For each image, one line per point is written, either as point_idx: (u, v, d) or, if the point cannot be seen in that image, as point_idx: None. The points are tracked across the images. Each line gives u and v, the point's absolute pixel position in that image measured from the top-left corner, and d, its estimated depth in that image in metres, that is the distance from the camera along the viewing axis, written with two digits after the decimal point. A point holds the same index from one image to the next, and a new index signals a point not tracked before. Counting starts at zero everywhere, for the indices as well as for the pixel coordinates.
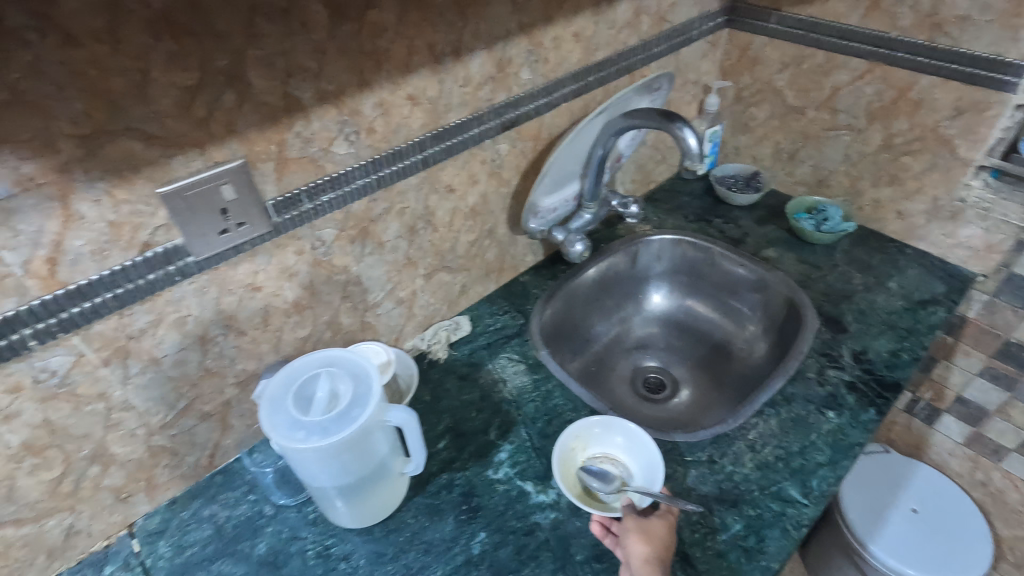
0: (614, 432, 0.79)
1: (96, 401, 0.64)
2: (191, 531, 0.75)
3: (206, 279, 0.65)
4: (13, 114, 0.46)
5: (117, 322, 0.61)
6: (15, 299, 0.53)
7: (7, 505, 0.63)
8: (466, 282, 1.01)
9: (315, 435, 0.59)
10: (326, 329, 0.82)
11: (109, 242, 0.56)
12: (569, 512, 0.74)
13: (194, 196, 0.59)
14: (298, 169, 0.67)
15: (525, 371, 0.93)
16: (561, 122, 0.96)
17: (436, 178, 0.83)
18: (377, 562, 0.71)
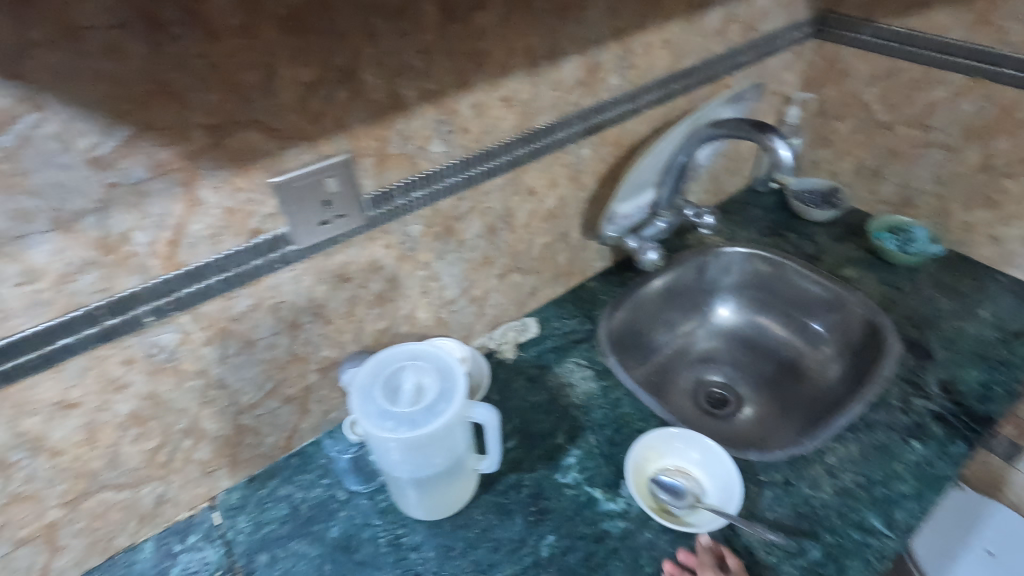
0: (691, 446, 0.77)
1: (196, 377, 0.67)
2: (268, 509, 0.78)
3: (303, 267, 0.68)
4: (156, 103, 0.49)
5: (222, 304, 0.64)
6: (139, 278, 0.56)
7: (111, 470, 0.67)
8: (536, 284, 1.01)
9: (404, 427, 0.60)
10: (404, 322, 0.84)
11: (223, 227, 0.59)
12: (639, 523, 0.73)
13: (302, 187, 0.61)
14: (396, 166, 0.68)
15: (593, 377, 0.93)
16: (643, 128, 0.95)
17: (520, 179, 0.84)
18: (447, 556, 0.72)
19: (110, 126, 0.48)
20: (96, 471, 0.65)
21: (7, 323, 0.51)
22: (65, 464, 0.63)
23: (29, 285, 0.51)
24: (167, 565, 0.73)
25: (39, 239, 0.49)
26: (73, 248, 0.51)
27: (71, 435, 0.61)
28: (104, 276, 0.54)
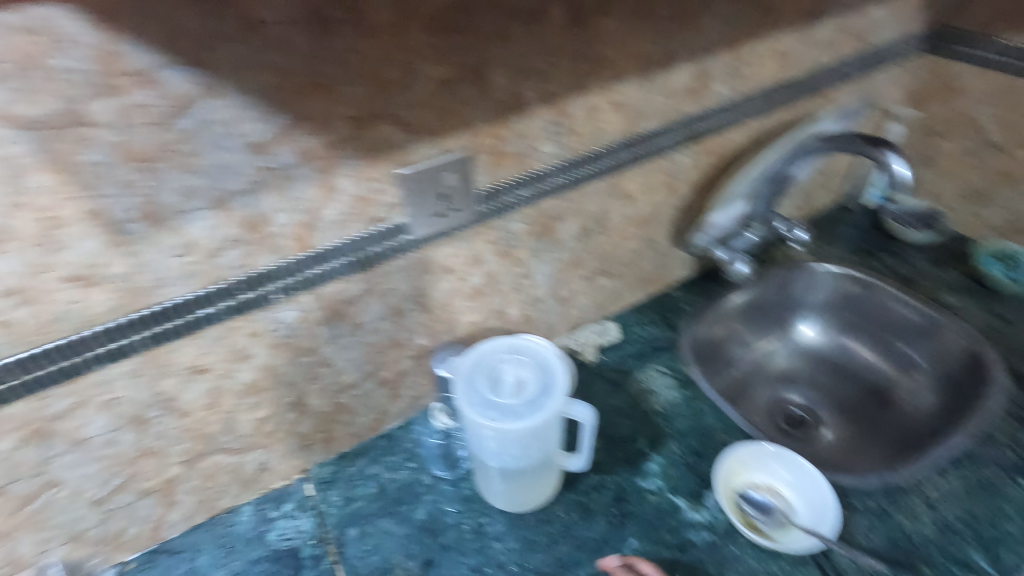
0: (781, 465, 0.76)
1: (308, 354, 0.71)
2: (358, 486, 0.81)
3: (414, 256, 0.71)
4: (312, 94, 0.53)
5: (340, 287, 0.67)
6: (275, 256, 0.60)
7: (227, 434, 0.71)
8: (620, 289, 1.01)
9: (507, 418, 0.62)
10: (495, 316, 0.86)
11: (351, 214, 0.62)
12: (724, 536, 0.72)
13: (424, 180, 0.64)
14: (509, 164, 0.70)
15: (676, 386, 0.92)
16: (742, 138, 0.94)
17: (619, 183, 0.84)
18: (530, 549, 0.73)
19: (271, 114, 0.52)
20: (214, 434, 0.70)
21: (162, 290, 0.56)
22: (189, 425, 0.67)
23: (185, 256, 0.55)
24: (264, 529, 0.78)
25: (199, 214, 0.53)
26: (225, 225, 0.55)
27: (198, 398, 0.66)
28: (246, 253, 0.58)
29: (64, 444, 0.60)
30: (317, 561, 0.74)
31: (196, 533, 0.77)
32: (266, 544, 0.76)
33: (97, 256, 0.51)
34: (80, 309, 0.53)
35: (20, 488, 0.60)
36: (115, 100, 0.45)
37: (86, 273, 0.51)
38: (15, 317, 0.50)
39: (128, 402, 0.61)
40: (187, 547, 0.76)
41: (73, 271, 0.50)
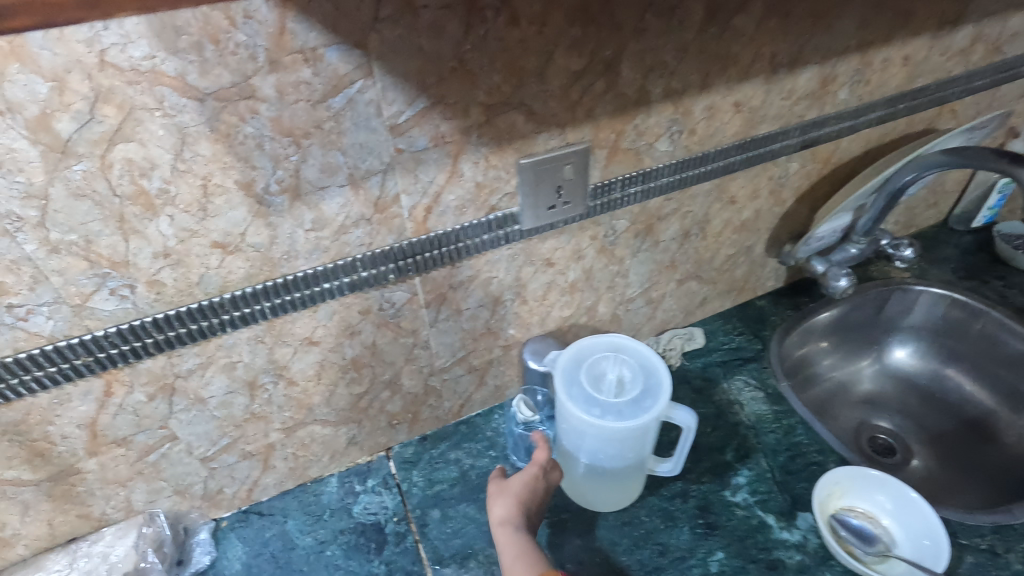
0: (883, 491, 0.72)
1: (409, 335, 0.72)
2: (440, 469, 0.82)
3: (520, 247, 0.71)
4: (453, 79, 0.53)
5: (448, 272, 0.68)
6: (394, 236, 0.61)
7: (326, 406, 0.73)
8: (708, 295, 0.99)
9: (610, 416, 0.61)
10: (585, 314, 0.85)
11: (469, 200, 0.63)
12: (817, 561, 0.70)
13: (543, 171, 0.64)
14: (623, 160, 0.69)
15: (765, 400, 0.89)
16: (856, 148, 0.90)
17: (725, 187, 0.82)
18: (613, 549, 0.72)
19: (413, 97, 0.52)
20: (315, 405, 0.72)
21: (291, 262, 0.58)
22: (294, 395, 0.70)
23: (316, 231, 0.56)
24: (349, 501, 0.79)
25: (334, 191, 0.55)
26: (355, 204, 0.57)
27: (306, 368, 0.68)
28: (369, 233, 0.60)
29: (185, 401, 0.63)
30: (400, 539, 0.75)
31: (285, 499, 0.80)
32: (351, 516, 0.78)
33: (241, 225, 0.53)
34: (218, 274, 0.55)
35: (143, 439, 0.64)
36: (278, 75, 0.46)
37: (228, 241, 0.53)
38: (162, 277, 0.53)
39: (245, 367, 0.64)
40: (276, 511, 0.79)
41: (218, 238, 0.53)
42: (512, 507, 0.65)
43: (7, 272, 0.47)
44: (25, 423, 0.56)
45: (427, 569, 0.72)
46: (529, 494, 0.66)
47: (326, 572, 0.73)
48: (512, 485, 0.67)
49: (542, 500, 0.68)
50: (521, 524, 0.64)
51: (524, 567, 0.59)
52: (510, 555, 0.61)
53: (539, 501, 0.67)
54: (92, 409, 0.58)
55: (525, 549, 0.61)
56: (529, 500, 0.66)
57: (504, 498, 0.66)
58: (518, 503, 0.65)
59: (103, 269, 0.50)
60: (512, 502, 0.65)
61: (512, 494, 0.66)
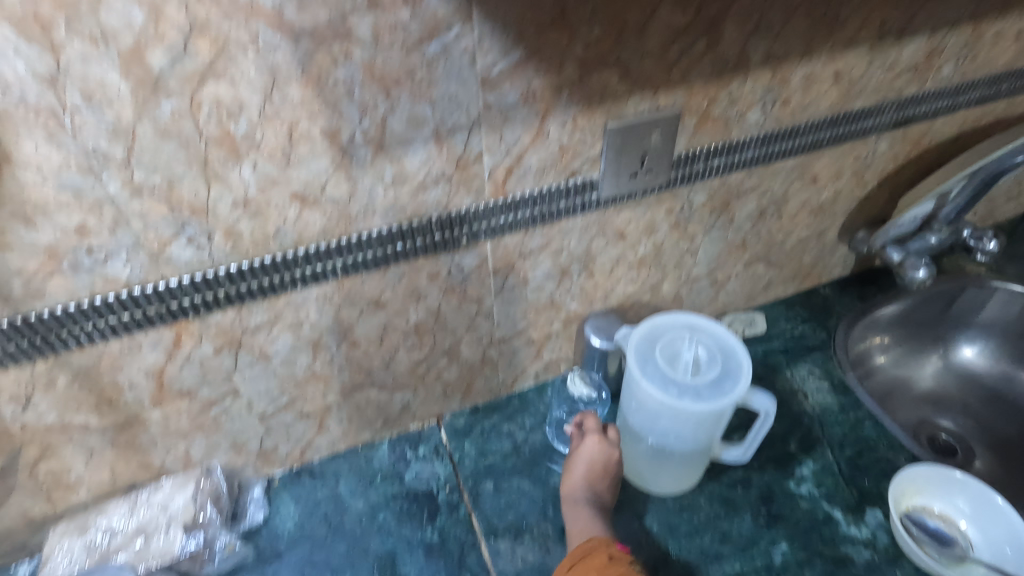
0: (963, 493, 0.69)
1: (474, 303, 0.70)
2: (492, 441, 0.81)
3: (594, 217, 0.67)
4: (551, 30, 0.50)
5: (520, 239, 0.65)
6: (472, 198, 0.59)
7: (385, 371, 0.72)
8: (773, 280, 0.95)
9: (687, 397, 0.59)
10: (649, 292, 0.82)
11: (551, 164, 0.60)
12: (887, 559, 0.67)
13: (629, 136, 0.60)
14: (711, 129, 0.65)
15: (830, 391, 0.86)
16: (950, 129, 0.84)
17: (810, 165, 0.77)
18: (672, 534, 0.70)
19: (509, 48, 0.49)
20: (374, 368, 0.71)
21: (368, 219, 0.55)
22: (355, 357, 0.68)
23: (395, 187, 0.54)
24: (401, 468, 0.79)
25: (417, 145, 0.52)
26: (437, 160, 0.54)
27: (370, 331, 0.66)
28: (447, 193, 0.57)
29: (250, 356, 0.62)
30: (453, 509, 0.74)
31: (337, 461, 0.79)
32: (403, 482, 0.77)
33: (322, 177, 0.50)
34: (295, 228, 0.53)
35: (207, 392, 0.63)
36: (376, 16, 0.44)
37: (308, 193, 0.51)
38: (240, 228, 0.51)
39: (311, 326, 0.62)
40: (327, 472, 0.78)
41: (299, 189, 0.50)
42: (577, 481, 0.69)
43: (89, 213, 0.45)
44: (96, 370, 0.55)
45: (481, 539, 0.71)
46: (595, 469, 0.70)
47: (378, 536, 0.72)
48: (576, 461, 0.70)
49: (614, 468, 0.70)
50: (587, 496, 0.68)
51: (585, 532, 0.65)
52: (576, 524, 0.67)
53: (607, 471, 0.70)
54: (160, 359, 0.57)
55: (589, 519, 0.66)
56: (596, 474, 0.69)
57: (570, 474, 0.70)
58: (582, 476, 0.69)
59: (183, 215, 0.48)
60: (582, 475, 0.69)
61: (577, 470, 0.70)
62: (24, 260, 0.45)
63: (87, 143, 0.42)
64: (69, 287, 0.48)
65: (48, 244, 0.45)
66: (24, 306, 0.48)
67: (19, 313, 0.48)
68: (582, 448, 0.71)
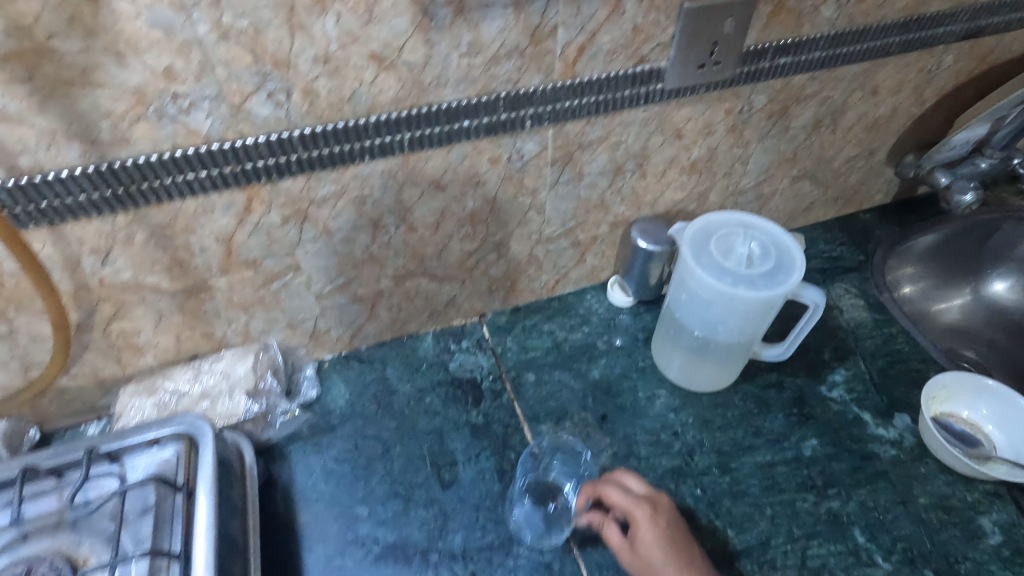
0: (989, 402, 0.72)
1: (529, 195, 0.71)
2: (534, 338, 0.83)
3: (656, 111, 0.67)
4: None
5: (581, 128, 0.65)
6: (541, 77, 0.58)
7: (437, 260, 0.74)
8: (816, 200, 0.94)
9: (742, 285, 0.60)
10: (696, 201, 0.82)
11: (622, 46, 0.59)
12: (912, 457, 0.71)
13: (704, 21, 0.60)
14: (784, 22, 0.64)
15: (865, 307, 0.87)
16: (1017, 47, 0.82)
17: (873, 74, 0.76)
18: (706, 427, 0.73)
19: None
20: (427, 256, 0.72)
21: (439, 90, 0.55)
22: (411, 242, 0.70)
23: (469, 56, 0.54)
24: (446, 357, 0.81)
25: (496, 12, 0.52)
26: (513, 30, 0.53)
27: (428, 215, 0.67)
28: (518, 68, 0.57)
29: (314, 231, 0.63)
30: (496, 395, 0.77)
31: (383, 349, 0.82)
32: (448, 370, 0.80)
33: (401, 38, 0.50)
34: (369, 93, 0.53)
35: (271, 264, 0.65)
36: None
37: (386, 54, 0.51)
38: (318, 87, 0.51)
39: (374, 203, 0.63)
40: (375, 358, 0.81)
41: (377, 49, 0.50)
42: (676, 573, 0.57)
43: (178, 55, 0.45)
44: (171, 229, 0.57)
45: (524, 424, 0.74)
46: (679, 547, 0.59)
47: (425, 416, 0.75)
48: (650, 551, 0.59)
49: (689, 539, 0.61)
50: None
51: None
52: None
53: (684, 542, 0.60)
54: (231, 224, 0.59)
55: None
56: (684, 552, 0.59)
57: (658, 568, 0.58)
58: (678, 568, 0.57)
59: (265, 67, 0.48)
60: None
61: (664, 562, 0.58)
62: (113, 101, 0.46)
63: None
64: (153, 135, 0.49)
65: (137, 86, 0.46)
66: (110, 153, 0.49)
67: (105, 160, 0.49)
68: (641, 535, 0.60)
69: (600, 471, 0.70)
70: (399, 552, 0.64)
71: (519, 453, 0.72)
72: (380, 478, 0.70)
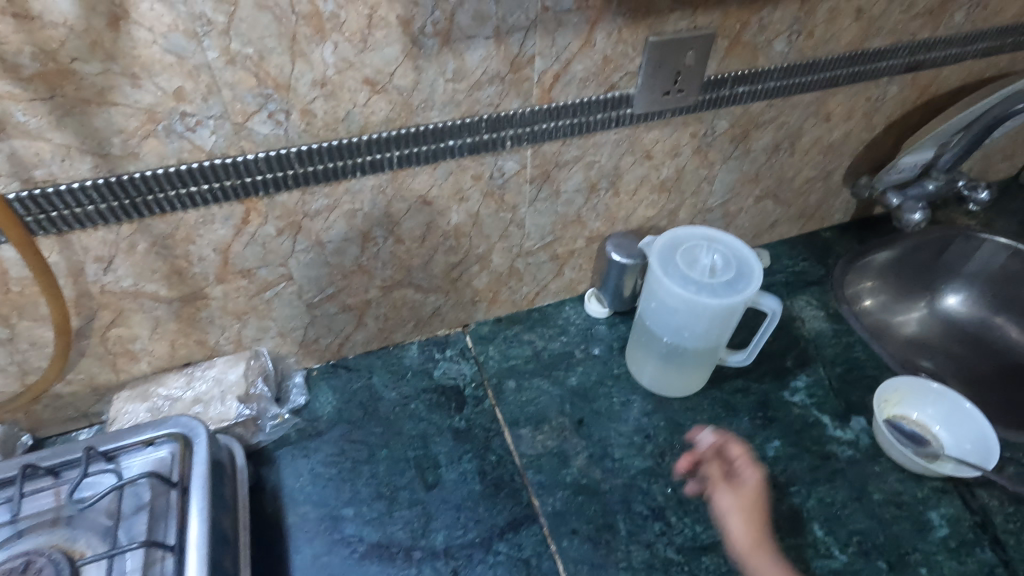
0: (934, 403, 0.77)
1: (509, 210, 0.75)
2: (514, 347, 0.87)
3: (627, 133, 0.73)
4: None
5: (558, 148, 0.70)
6: (520, 102, 0.64)
7: (423, 271, 0.78)
8: (779, 218, 1.01)
9: (704, 293, 0.65)
10: (666, 217, 0.88)
11: (594, 75, 0.65)
12: (867, 456, 0.75)
13: (668, 52, 0.66)
14: (741, 54, 0.70)
15: (825, 318, 0.93)
16: (955, 79, 0.90)
17: (825, 102, 0.83)
18: (676, 430, 0.77)
19: None
20: (414, 267, 0.76)
21: (426, 112, 0.60)
22: (398, 253, 0.73)
23: (454, 82, 0.59)
24: (430, 365, 0.85)
25: (479, 42, 0.57)
26: (494, 58, 0.59)
27: (414, 228, 0.71)
28: (499, 93, 0.62)
29: (307, 242, 0.67)
30: (478, 401, 0.81)
31: (370, 358, 0.85)
32: (432, 378, 0.83)
33: (392, 64, 0.55)
34: (361, 114, 0.58)
35: (264, 274, 0.68)
36: None
37: (379, 79, 0.56)
38: (315, 107, 0.55)
39: (364, 216, 0.67)
40: (362, 367, 0.84)
41: (370, 74, 0.55)
42: (758, 529, 0.65)
43: (187, 78, 0.50)
44: (172, 239, 0.60)
45: (504, 428, 0.77)
46: (749, 513, 0.66)
47: (410, 421, 0.78)
48: (728, 507, 0.67)
49: (762, 514, 0.67)
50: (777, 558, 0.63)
51: None
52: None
53: (761, 518, 0.66)
54: (229, 234, 0.62)
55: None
56: (751, 517, 0.66)
57: (736, 515, 0.66)
58: (745, 534, 0.65)
59: (267, 89, 0.53)
60: (745, 528, 0.65)
61: (731, 512, 0.67)
62: (126, 118, 0.50)
63: (194, 7, 0.46)
64: (161, 150, 0.53)
65: (149, 105, 0.50)
66: (119, 167, 0.53)
67: (115, 173, 0.53)
68: (720, 501, 0.68)
69: (577, 472, 0.73)
70: (383, 550, 0.67)
71: (499, 455, 0.75)
72: (367, 480, 0.72)
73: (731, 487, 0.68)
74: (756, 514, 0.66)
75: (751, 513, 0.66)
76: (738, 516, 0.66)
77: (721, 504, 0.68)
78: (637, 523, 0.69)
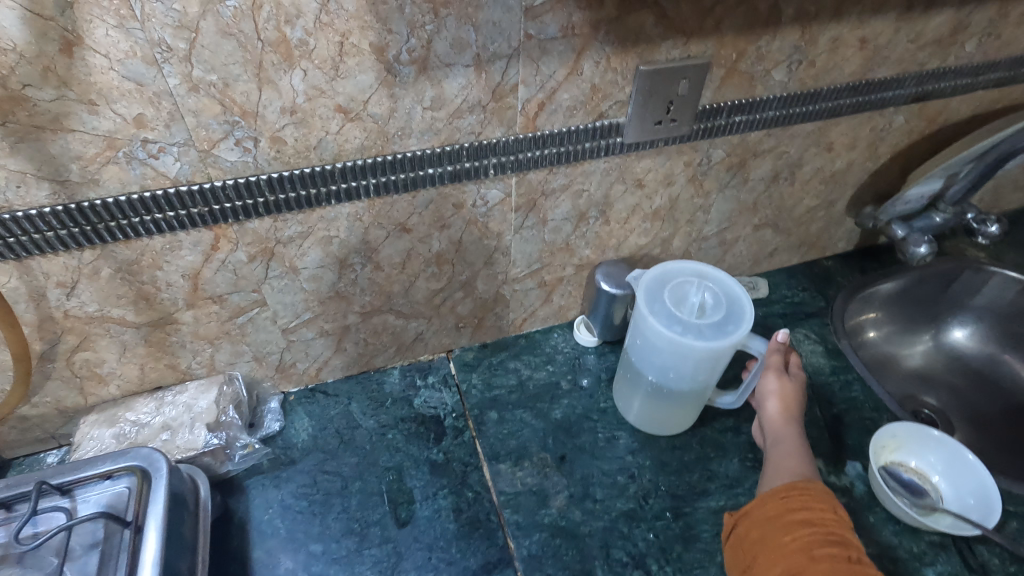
0: (936, 452, 0.74)
1: (494, 238, 0.73)
2: (499, 375, 0.84)
3: (617, 162, 0.70)
4: None
5: (544, 176, 0.68)
6: (503, 130, 0.61)
7: (403, 298, 0.75)
8: (779, 247, 0.97)
9: (691, 334, 0.62)
10: (660, 246, 0.85)
11: (581, 103, 0.62)
12: (861, 506, 0.72)
13: (659, 81, 0.63)
14: (737, 83, 0.67)
15: (824, 353, 0.89)
16: (965, 110, 0.86)
17: (827, 132, 0.80)
18: (662, 470, 0.74)
19: None
20: (394, 293, 0.74)
21: (404, 140, 0.58)
22: (378, 280, 0.71)
23: (433, 110, 0.57)
24: (411, 393, 0.82)
25: (458, 69, 0.55)
26: (475, 87, 0.56)
27: (394, 255, 0.69)
28: (481, 121, 0.59)
29: (281, 268, 0.65)
30: (458, 433, 0.78)
31: (350, 383, 0.83)
32: (412, 406, 0.81)
33: (366, 92, 0.53)
34: (335, 141, 0.55)
35: (236, 299, 0.66)
36: None
37: (352, 107, 0.54)
38: (285, 135, 0.53)
39: (340, 243, 0.65)
40: (341, 393, 0.82)
41: (343, 102, 0.53)
42: (793, 414, 0.67)
43: (148, 105, 0.48)
44: (138, 265, 0.58)
45: (483, 462, 0.75)
46: (787, 401, 0.68)
47: (386, 452, 0.76)
48: (772, 390, 0.68)
49: (799, 402, 0.68)
50: (800, 434, 0.66)
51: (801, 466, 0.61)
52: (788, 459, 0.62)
53: (798, 407, 0.68)
54: (198, 261, 0.60)
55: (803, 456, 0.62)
56: (788, 408, 0.67)
57: (773, 398, 0.68)
58: (779, 414, 0.67)
59: (233, 116, 0.51)
60: (779, 408, 0.68)
61: (772, 398, 0.68)
62: (84, 145, 0.48)
63: (153, 33, 0.44)
64: (122, 177, 0.51)
65: (108, 132, 0.48)
66: (79, 193, 0.51)
67: (74, 200, 0.51)
68: (763, 384, 0.69)
69: (556, 512, 0.70)
70: None
71: (476, 492, 0.72)
72: (337, 515, 0.70)
73: (781, 373, 0.69)
74: (796, 403, 0.68)
75: (791, 399, 0.68)
76: (775, 399, 0.68)
77: (764, 386, 0.69)
78: (615, 571, 0.66)
